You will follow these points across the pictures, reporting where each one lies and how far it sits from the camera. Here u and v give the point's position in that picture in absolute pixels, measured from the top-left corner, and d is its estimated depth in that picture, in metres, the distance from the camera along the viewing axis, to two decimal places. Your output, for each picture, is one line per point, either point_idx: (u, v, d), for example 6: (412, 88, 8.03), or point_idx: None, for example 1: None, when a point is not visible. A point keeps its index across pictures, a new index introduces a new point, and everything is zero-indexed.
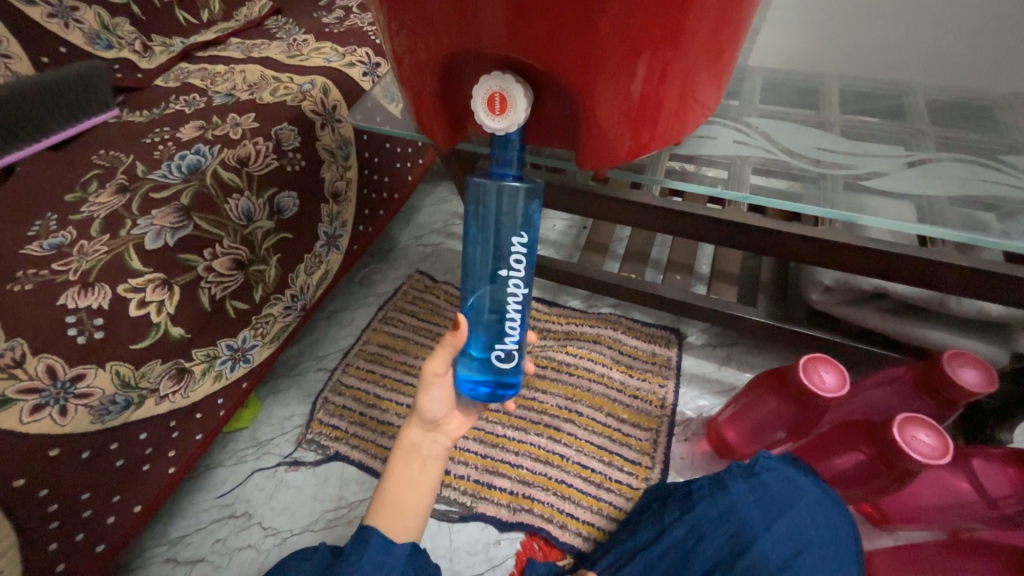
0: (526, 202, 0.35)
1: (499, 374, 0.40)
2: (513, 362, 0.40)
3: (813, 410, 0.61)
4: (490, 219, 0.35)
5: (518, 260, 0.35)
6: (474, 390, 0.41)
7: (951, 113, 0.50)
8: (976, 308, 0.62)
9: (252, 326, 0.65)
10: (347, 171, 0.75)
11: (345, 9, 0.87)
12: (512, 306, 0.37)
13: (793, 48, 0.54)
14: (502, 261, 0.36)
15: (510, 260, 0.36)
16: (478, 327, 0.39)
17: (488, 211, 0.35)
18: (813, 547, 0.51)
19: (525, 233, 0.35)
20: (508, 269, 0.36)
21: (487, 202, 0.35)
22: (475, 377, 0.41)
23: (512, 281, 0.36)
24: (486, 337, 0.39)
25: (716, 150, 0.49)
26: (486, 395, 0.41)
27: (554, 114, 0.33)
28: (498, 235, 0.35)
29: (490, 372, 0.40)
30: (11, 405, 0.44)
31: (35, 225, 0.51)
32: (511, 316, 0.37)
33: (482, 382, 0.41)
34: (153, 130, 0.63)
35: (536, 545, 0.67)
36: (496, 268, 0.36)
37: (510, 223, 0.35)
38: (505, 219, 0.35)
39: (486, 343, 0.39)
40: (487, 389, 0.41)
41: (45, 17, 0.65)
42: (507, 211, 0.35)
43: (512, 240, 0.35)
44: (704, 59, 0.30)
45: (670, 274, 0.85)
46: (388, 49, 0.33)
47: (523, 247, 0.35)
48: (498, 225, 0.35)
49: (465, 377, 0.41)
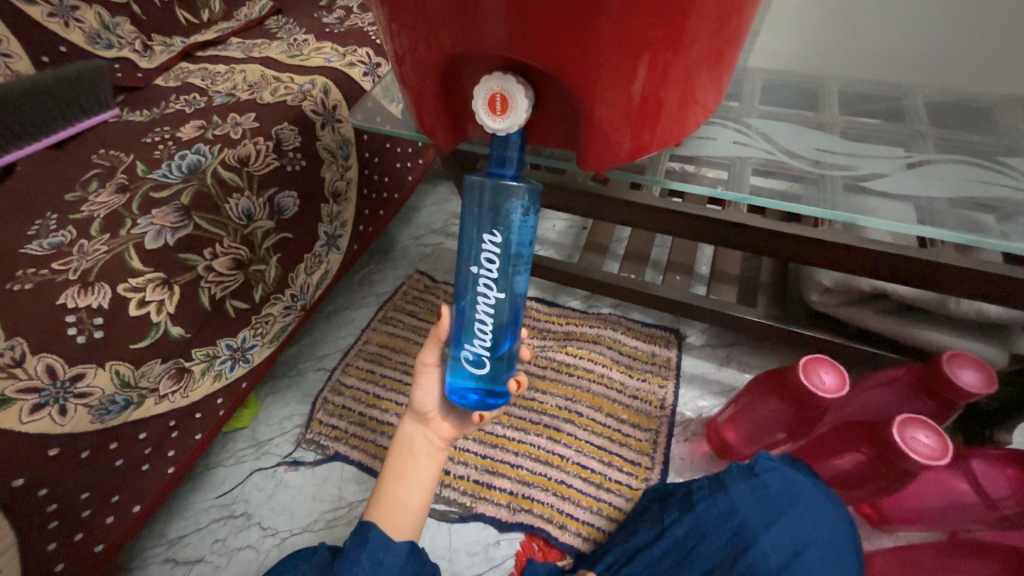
0: (520, 203, 0.34)
1: (485, 380, 0.40)
2: (488, 367, 0.39)
3: (813, 410, 0.61)
4: (480, 215, 0.35)
5: (490, 260, 0.35)
6: (463, 399, 0.41)
7: (951, 116, 0.50)
8: (976, 309, 0.62)
9: (252, 325, 0.65)
10: (347, 171, 0.75)
11: (345, 9, 0.87)
12: (484, 306, 0.37)
13: (794, 50, 0.54)
14: (473, 258, 0.36)
15: (481, 259, 0.36)
16: (457, 324, 0.38)
17: (468, 205, 0.35)
18: (813, 547, 0.51)
19: (499, 233, 0.35)
20: (479, 268, 0.36)
21: (475, 197, 0.34)
22: (462, 384, 0.40)
23: (482, 281, 0.36)
24: (460, 335, 0.39)
25: (717, 151, 0.49)
26: (476, 403, 0.41)
27: (555, 114, 0.33)
28: (471, 231, 0.35)
29: (476, 378, 0.39)
30: (11, 404, 0.44)
31: (35, 225, 0.51)
32: (479, 317, 0.37)
33: (471, 389, 0.40)
34: (154, 129, 0.63)
35: (536, 545, 0.67)
36: (468, 264, 0.36)
37: (485, 221, 0.35)
38: (480, 216, 0.35)
39: (460, 341, 0.39)
40: (477, 397, 0.40)
41: (45, 16, 0.65)
42: (483, 206, 0.35)
43: (485, 238, 0.35)
44: (704, 61, 0.30)
45: (670, 275, 0.85)
46: (388, 49, 0.33)
47: (495, 247, 0.35)
48: (473, 221, 0.35)
49: (454, 385, 0.41)
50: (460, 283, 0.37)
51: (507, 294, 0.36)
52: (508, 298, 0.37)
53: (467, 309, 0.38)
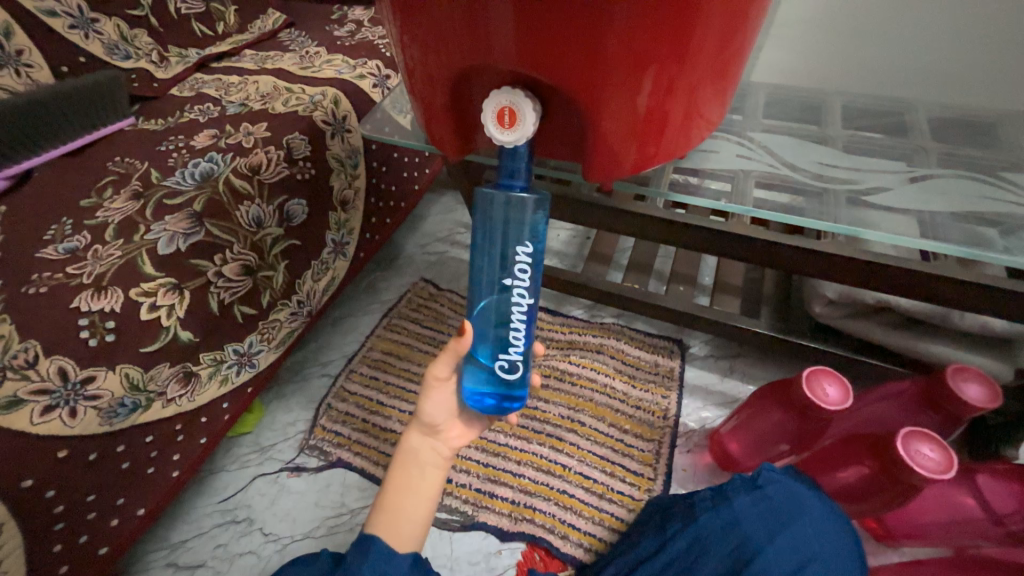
0: (540, 214, 0.38)
1: (505, 387, 0.43)
2: (518, 374, 0.42)
3: (817, 422, 0.61)
4: (510, 228, 0.38)
5: (523, 270, 0.38)
6: (480, 402, 0.44)
7: (954, 132, 0.50)
8: (979, 322, 0.63)
9: (259, 331, 0.66)
10: (355, 180, 0.76)
11: (356, 22, 0.89)
12: (518, 314, 0.39)
13: (798, 65, 0.55)
14: (507, 269, 0.39)
15: (515, 270, 0.38)
16: (490, 335, 0.41)
17: (491, 221, 0.38)
18: (818, 560, 0.50)
19: (529, 243, 0.38)
20: (512, 278, 0.39)
21: (502, 212, 0.37)
22: (480, 389, 0.43)
23: (516, 290, 0.39)
24: (494, 346, 0.41)
25: (720, 164, 0.50)
26: (492, 406, 0.44)
27: (562, 126, 0.34)
28: (502, 245, 0.38)
29: (494, 384, 0.43)
30: (23, 406, 0.45)
31: (51, 229, 0.53)
32: (513, 324, 0.40)
33: (488, 394, 0.43)
34: (168, 138, 0.64)
35: (537, 555, 0.66)
36: (503, 276, 0.39)
37: (515, 234, 0.38)
38: (507, 230, 0.38)
39: (493, 351, 0.41)
40: (494, 401, 0.43)
41: (66, 28, 0.67)
42: (511, 220, 0.37)
43: (517, 250, 0.38)
44: (708, 75, 0.31)
45: (673, 285, 0.85)
46: (400, 61, 0.34)
47: (528, 256, 0.38)
48: (501, 235, 0.38)
49: (471, 391, 0.44)
50: (497, 295, 0.40)
51: (537, 300, 0.40)
52: (536, 303, 0.40)
53: (502, 317, 0.40)
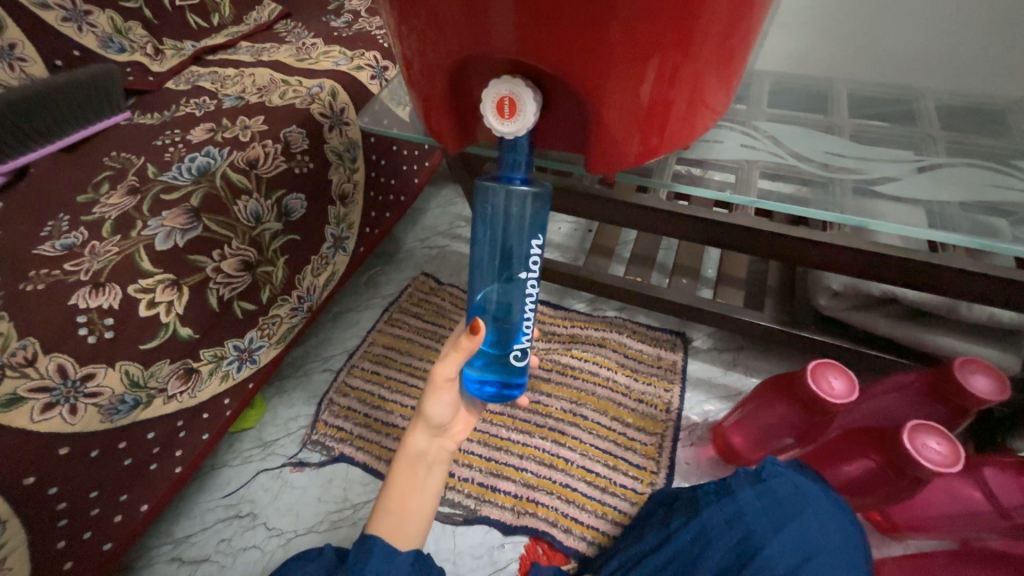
0: (546, 206, 0.38)
1: (507, 375, 0.43)
2: (523, 362, 0.43)
3: (824, 416, 0.60)
4: (520, 222, 0.38)
5: (535, 262, 0.38)
6: (481, 390, 0.44)
7: (965, 119, 0.49)
8: (987, 314, 0.62)
9: (259, 327, 0.66)
10: (354, 173, 0.75)
11: (354, 13, 0.88)
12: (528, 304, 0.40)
13: (803, 53, 0.54)
14: (518, 262, 0.39)
15: (527, 263, 0.38)
16: (497, 326, 0.41)
17: (496, 213, 0.38)
18: (822, 555, 0.50)
19: (540, 236, 0.38)
20: (524, 271, 0.39)
21: (511, 207, 0.37)
22: (481, 376, 0.44)
23: (529, 282, 0.39)
24: (502, 337, 0.41)
25: (724, 154, 0.49)
26: (493, 394, 0.44)
27: (563, 116, 0.33)
28: (511, 238, 0.38)
29: (496, 371, 0.43)
30: (23, 403, 0.45)
31: (47, 226, 0.52)
32: (524, 315, 0.40)
33: (489, 382, 0.44)
34: (165, 132, 0.64)
35: (540, 548, 0.66)
36: (514, 269, 0.39)
37: (524, 226, 0.38)
38: (514, 222, 0.38)
39: (503, 342, 0.41)
40: (494, 389, 0.44)
41: (59, 21, 0.66)
42: (516, 212, 0.38)
43: (531, 244, 0.38)
44: (713, 64, 0.30)
45: (677, 277, 0.84)
46: (397, 52, 0.33)
47: (540, 249, 0.38)
48: (507, 227, 0.38)
49: (471, 377, 0.44)
50: (505, 289, 0.40)
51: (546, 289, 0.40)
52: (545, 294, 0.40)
53: (513, 311, 0.40)
